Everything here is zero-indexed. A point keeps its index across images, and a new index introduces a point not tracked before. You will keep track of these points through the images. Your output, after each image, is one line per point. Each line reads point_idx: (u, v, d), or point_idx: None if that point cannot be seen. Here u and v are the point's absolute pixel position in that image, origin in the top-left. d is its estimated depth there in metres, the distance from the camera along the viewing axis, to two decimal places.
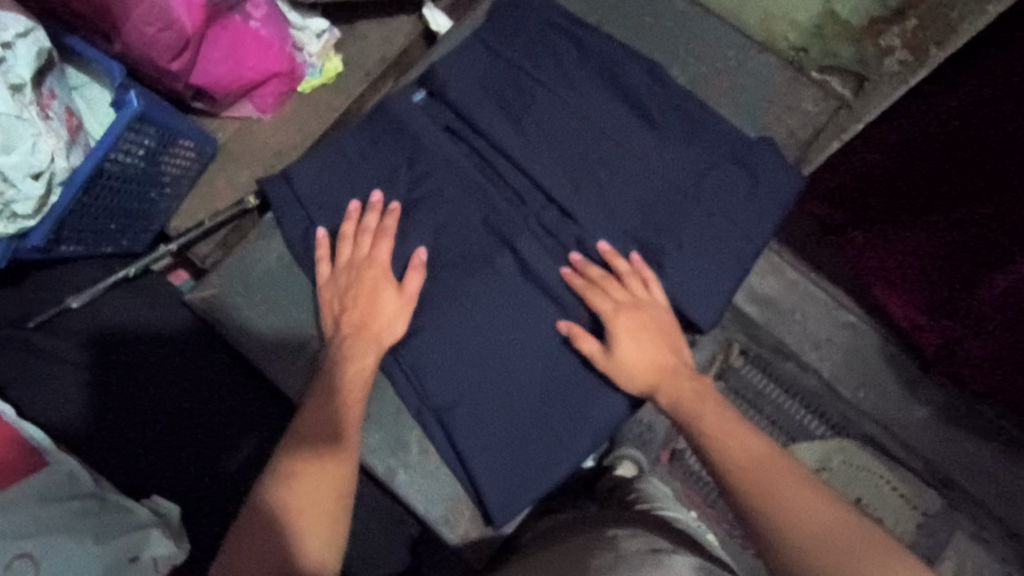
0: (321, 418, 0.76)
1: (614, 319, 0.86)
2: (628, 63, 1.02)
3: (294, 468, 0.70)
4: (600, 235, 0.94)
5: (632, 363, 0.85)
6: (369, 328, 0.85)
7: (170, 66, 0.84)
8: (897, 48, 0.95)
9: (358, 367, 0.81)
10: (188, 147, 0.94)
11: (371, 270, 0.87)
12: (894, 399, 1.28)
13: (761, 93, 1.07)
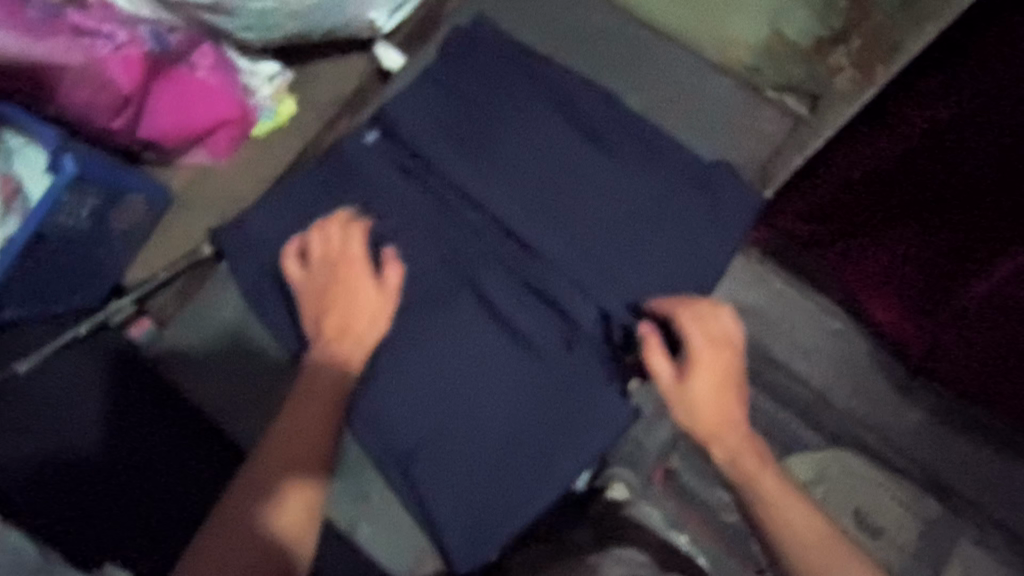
0: (295, 433, 0.59)
1: (704, 347, 0.67)
2: (612, 78, 0.86)
3: (257, 503, 0.56)
4: (560, 272, 0.77)
5: (706, 412, 0.64)
6: (343, 340, 0.65)
7: (109, 124, 0.72)
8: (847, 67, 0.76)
9: (329, 377, 0.63)
10: (139, 199, 0.78)
11: (344, 269, 0.69)
12: (893, 407, 1.02)
13: (720, 114, 0.84)
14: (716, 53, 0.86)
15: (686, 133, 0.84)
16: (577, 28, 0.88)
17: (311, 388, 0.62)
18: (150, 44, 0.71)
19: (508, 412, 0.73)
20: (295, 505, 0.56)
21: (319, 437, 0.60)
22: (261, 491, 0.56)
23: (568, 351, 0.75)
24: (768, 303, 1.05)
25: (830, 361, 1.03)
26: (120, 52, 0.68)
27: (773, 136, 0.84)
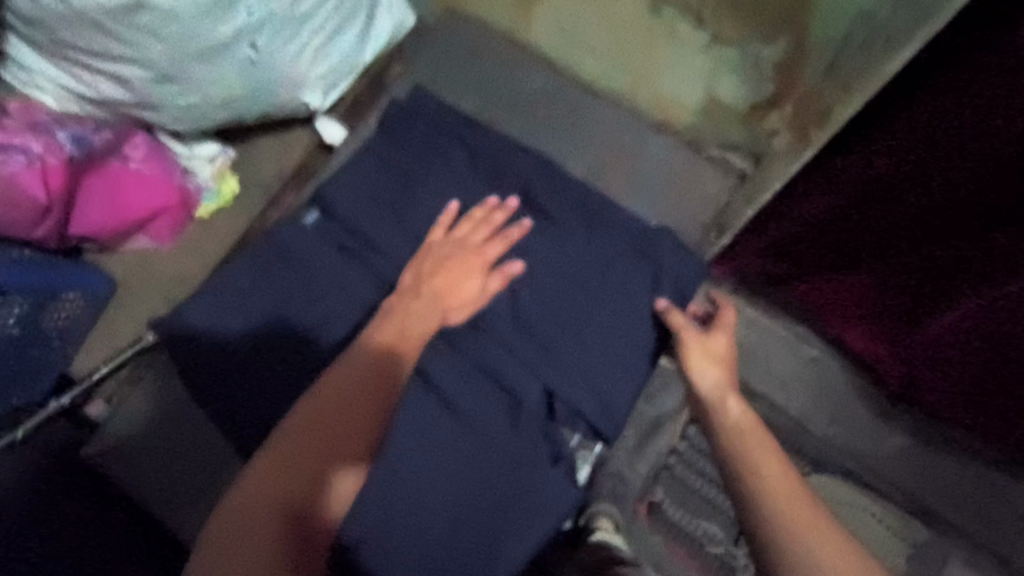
0: (361, 361, 0.60)
1: (717, 331, 0.72)
2: (552, 146, 0.86)
3: (318, 428, 0.54)
4: (502, 349, 0.77)
5: (715, 367, 0.68)
6: (439, 299, 0.72)
7: (31, 233, 0.71)
8: (781, 132, 0.75)
9: (416, 322, 0.68)
10: (74, 296, 0.78)
11: (460, 244, 0.76)
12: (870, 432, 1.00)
13: (658, 178, 0.84)
14: (656, 115, 0.86)
15: (628, 200, 0.84)
16: (516, 96, 0.88)
17: (388, 338, 0.64)
18: (70, 149, 0.72)
19: (455, 486, 0.72)
20: (347, 437, 0.54)
21: (379, 371, 0.60)
22: (317, 418, 0.55)
23: (514, 432, 0.75)
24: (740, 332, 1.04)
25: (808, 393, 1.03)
26: (35, 164, 0.69)
27: (713, 198, 0.84)
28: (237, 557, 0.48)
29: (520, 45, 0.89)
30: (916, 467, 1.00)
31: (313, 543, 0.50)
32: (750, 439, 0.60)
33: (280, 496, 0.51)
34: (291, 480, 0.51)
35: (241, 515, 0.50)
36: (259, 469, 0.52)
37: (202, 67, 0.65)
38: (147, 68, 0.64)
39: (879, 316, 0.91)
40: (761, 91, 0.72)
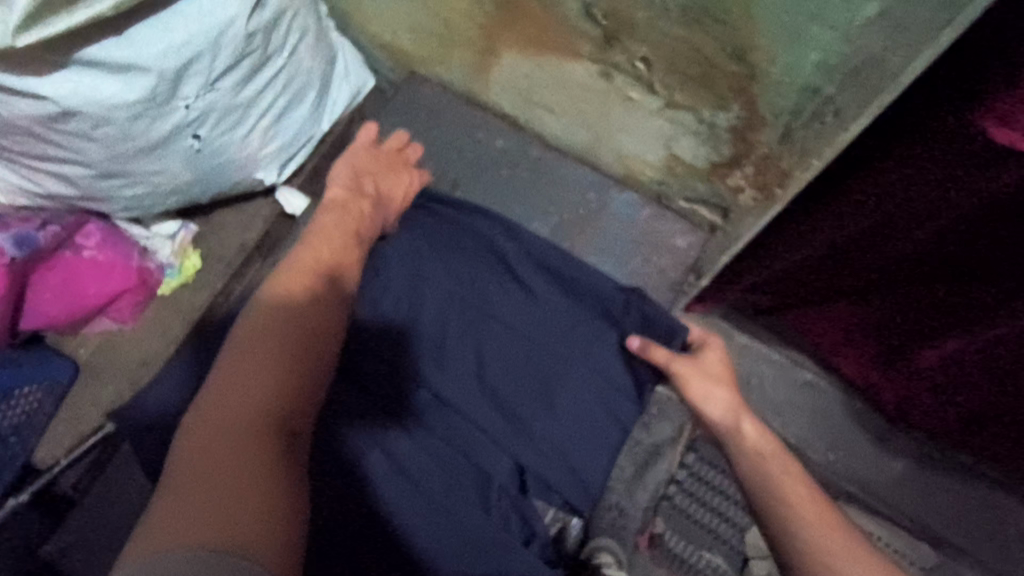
0: (304, 276, 0.58)
1: (709, 351, 0.71)
2: (517, 206, 0.86)
3: (283, 331, 0.51)
4: (472, 419, 0.72)
5: (720, 388, 0.67)
6: (379, 204, 0.75)
7: None
8: (744, 187, 0.73)
9: (359, 215, 0.71)
10: (33, 389, 0.75)
11: (386, 155, 0.81)
12: (869, 459, 1.01)
13: (627, 236, 0.84)
14: (620, 171, 0.84)
15: (596, 257, 0.84)
16: (480, 159, 0.87)
17: (327, 256, 0.62)
18: (15, 251, 0.68)
19: (439, 531, 0.64)
20: (319, 345, 0.52)
21: (325, 277, 0.60)
22: (264, 329, 0.51)
23: (486, 514, 0.67)
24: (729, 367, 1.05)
25: (805, 415, 1.03)
26: None
27: (683, 253, 0.83)
28: (224, 454, 0.42)
29: (482, 107, 0.89)
30: (920, 489, 0.99)
31: (298, 444, 0.46)
32: (771, 464, 0.58)
33: (260, 395, 0.46)
34: (266, 379, 0.47)
35: (221, 416, 0.45)
36: (226, 378, 0.48)
37: (143, 161, 0.65)
38: (88, 167, 0.63)
39: (871, 341, 0.88)
40: (719, 150, 0.70)
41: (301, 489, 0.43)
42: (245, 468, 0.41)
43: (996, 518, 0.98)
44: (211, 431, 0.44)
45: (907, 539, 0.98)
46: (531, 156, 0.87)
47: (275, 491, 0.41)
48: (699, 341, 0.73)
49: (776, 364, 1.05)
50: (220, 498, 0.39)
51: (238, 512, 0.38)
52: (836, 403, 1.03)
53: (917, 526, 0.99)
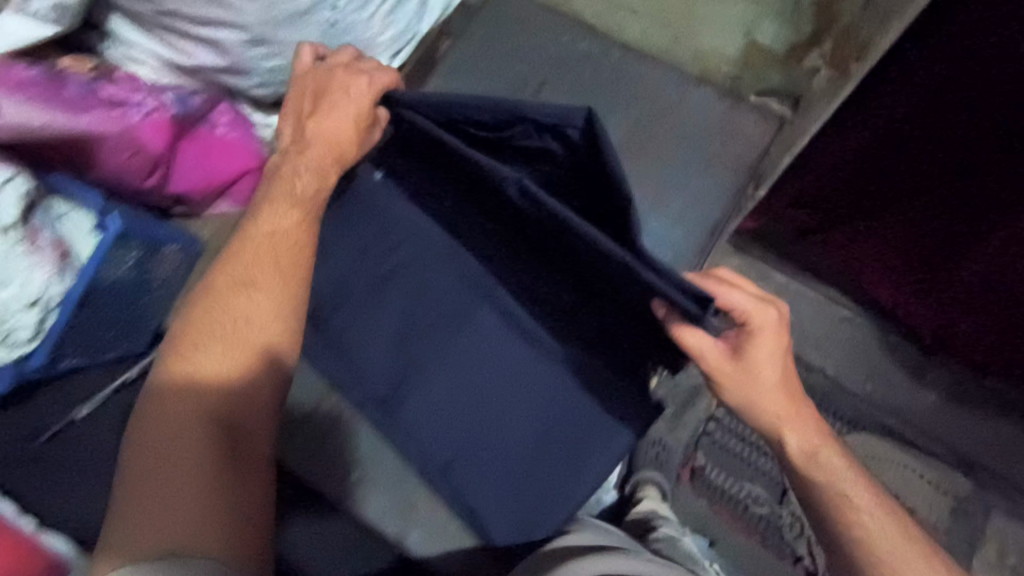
0: (247, 267, 0.64)
1: (752, 345, 0.64)
2: (601, 100, 0.91)
3: (241, 329, 0.61)
4: (530, 322, 0.78)
5: (773, 384, 0.66)
6: (332, 143, 0.69)
7: (144, 182, 0.77)
8: (822, 64, 0.85)
9: (312, 174, 0.69)
10: (173, 251, 0.79)
11: (327, 79, 0.71)
12: (904, 390, 1.30)
13: (703, 126, 0.89)
14: (695, 69, 0.92)
15: (677, 145, 0.89)
16: (565, 60, 0.93)
17: (269, 250, 0.65)
18: (174, 109, 0.75)
19: (506, 424, 0.77)
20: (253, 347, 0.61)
21: (278, 265, 0.65)
22: (233, 322, 0.62)
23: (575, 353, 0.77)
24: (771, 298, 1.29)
25: (844, 348, 1.32)
26: (151, 117, 0.73)
27: (758, 140, 0.87)
28: (180, 454, 0.55)
29: (566, 14, 0.96)
30: (950, 416, 1.29)
31: (246, 433, 0.59)
32: (814, 430, 0.69)
33: (192, 407, 0.58)
34: (189, 393, 0.58)
35: (165, 420, 0.57)
36: (169, 380, 0.59)
37: (288, 30, 0.73)
38: (239, 30, 0.71)
39: (905, 257, 1.03)
40: (801, 29, 0.88)
41: (250, 472, 0.57)
42: (186, 467, 0.55)
43: (999, 434, 1.27)
44: (169, 430, 0.56)
45: (942, 468, 1.28)
46: (612, 57, 0.93)
47: (224, 478, 0.55)
48: (761, 323, 0.64)
49: (812, 300, 1.34)
50: (172, 489, 0.53)
51: (181, 506, 0.53)
52: (872, 338, 1.32)
53: (950, 453, 1.28)
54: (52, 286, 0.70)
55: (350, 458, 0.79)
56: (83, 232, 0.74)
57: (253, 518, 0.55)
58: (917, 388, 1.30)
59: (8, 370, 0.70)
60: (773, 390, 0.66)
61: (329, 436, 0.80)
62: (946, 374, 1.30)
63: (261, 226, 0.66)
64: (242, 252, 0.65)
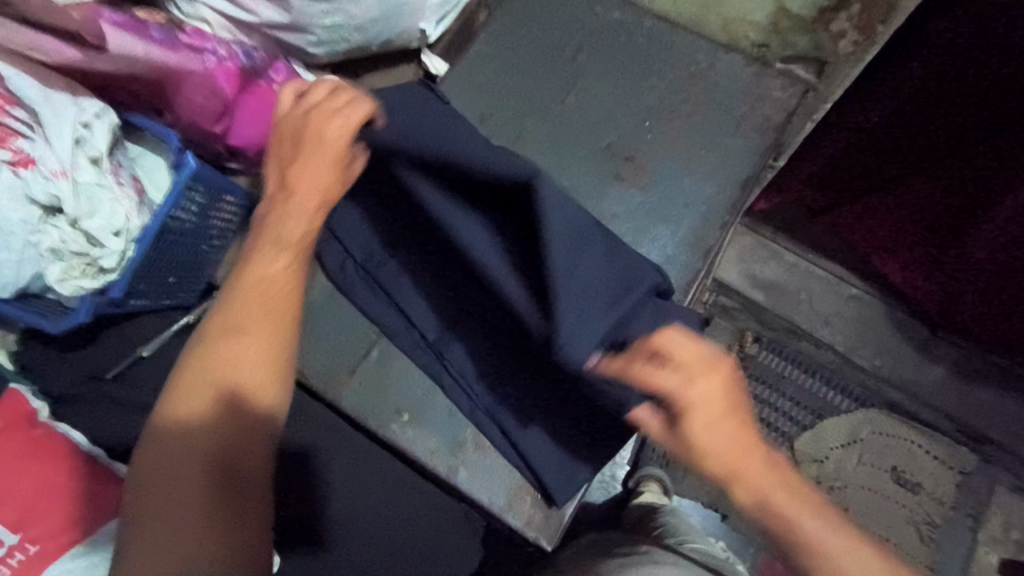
0: (239, 310, 0.63)
1: (690, 407, 0.57)
2: (634, 66, 0.96)
3: (233, 372, 0.61)
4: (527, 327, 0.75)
5: (725, 444, 0.57)
6: (314, 182, 0.68)
7: (210, 129, 0.81)
8: (848, 31, 0.87)
9: (309, 211, 0.68)
10: (227, 203, 0.83)
11: (302, 120, 0.68)
12: (909, 360, 1.39)
13: (732, 90, 0.93)
14: (724, 38, 0.98)
15: (707, 108, 0.93)
16: (600, 29, 0.98)
17: (260, 296, 0.64)
18: (244, 59, 0.79)
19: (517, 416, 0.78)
20: (247, 395, 0.60)
21: (265, 308, 0.63)
22: (222, 364, 0.61)
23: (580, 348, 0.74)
24: (785, 275, 1.44)
25: (851, 324, 1.41)
26: (221, 65, 0.77)
27: (784, 102, 0.92)
28: (179, 504, 0.55)
29: None
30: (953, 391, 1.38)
31: (243, 476, 0.58)
32: (773, 492, 0.56)
33: (193, 452, 0.57)
34: (186, 439, 0.58)
35: (163, 468, 0.57)
36: (161, 428, 0.58)
37: None
38: None
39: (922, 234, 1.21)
40: None
41: (252, 517, 0.57)
42: (185, 516, 0.55)
43: (1001, 407, 1.37)
44: (164, 477, 0.56)
45: (949, 444, 1.36)
46: (644, 26, 0.98)
47: (226, 522, 0.56)
48: (665, 387, 0.58)
49: (824, 280, 1.43)
50: (176, 536, 0.54)
51: (182, 554, 0.53)
52: (881, 314, 1.41)
53: (959, 429, 1.37)
54: (135, 219, 0.70)
55: (399, 400, 0.82)
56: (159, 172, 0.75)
57: (259, 559, 0.56)
58: (921, 361, 1.40)
59: (90, 302, 0.69)
60: (704, 451, 0.57)
61: (379, 382, 0.83)
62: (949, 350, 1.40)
63: (250, 274, 0.65)
64: (231, 301, 0.64)
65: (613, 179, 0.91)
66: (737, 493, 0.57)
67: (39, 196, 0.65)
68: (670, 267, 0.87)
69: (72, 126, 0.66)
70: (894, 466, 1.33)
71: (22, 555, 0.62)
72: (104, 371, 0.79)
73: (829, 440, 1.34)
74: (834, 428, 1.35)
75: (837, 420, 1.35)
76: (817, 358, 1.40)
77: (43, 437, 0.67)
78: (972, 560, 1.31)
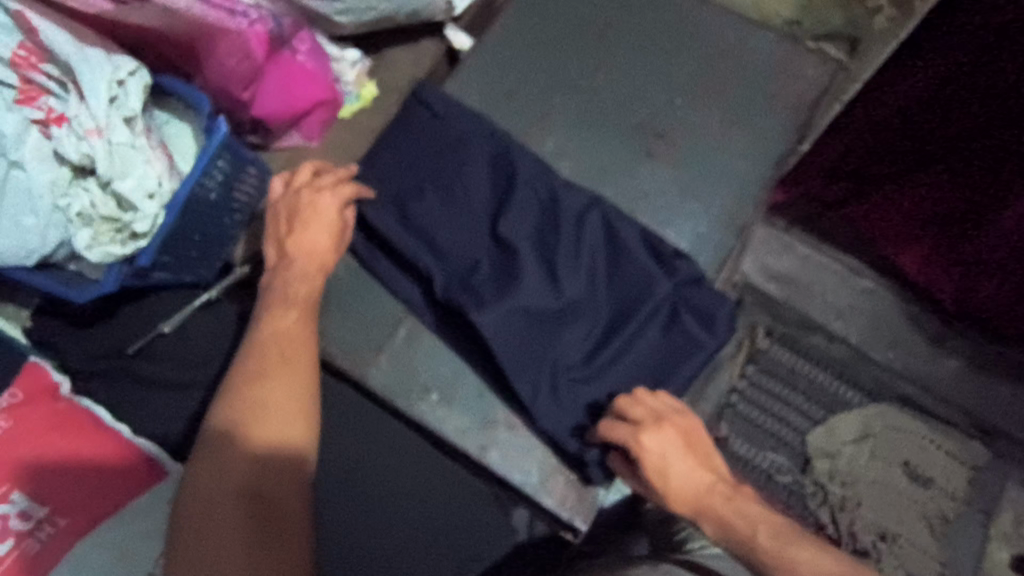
0: (262, 357, 0.67)
1: (645, 452, 0.69)
2: (663, 41, 0.94)
3: (262, 412, 0.63)
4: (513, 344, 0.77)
5: (682, 478, 0.68)
6: (313, 254, 0.74)
7: (239, 98, 0.79)
8: (884, 6, 0.87)
9: (311, 280, 0.73)
10: (252, 176, 0.80)
11: (300, 198, 0.75)
12: (924, 355, 1.24)
13: (763, 67, 0.92)
14: (753, 16, 0.97)
15: (737, 84, 0.92)
16: (629, 4, 0.96)
17: (278, 350, 0.67)
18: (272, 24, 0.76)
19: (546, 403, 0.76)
20: (278, 434, 0.63)
21: (285, 355, 0.67)
22: (252, 406, 0.63)
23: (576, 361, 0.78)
24: (797, 267, 1.28)
25: (865, 317, 1.25)
26: (256, 28, 0.74)
27: (816, 80, 0.91)
28: (225, 541, 0.57)
29: None
30: (974, 384, 1.22)
31: (277, 509, 0.60)
32: (723, 509, 0.65)
33: (229, 491, 0.59)
34: (222, 481, 0.60)
35: (203, 509, 0.59)
36: (198, 475, 0.61)
37: None
38: None
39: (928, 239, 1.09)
40: None
41: (289, 549, 0.59)
42: (228, 554, 0.57)
43: None
44: (206, 519, 0.58)
45: (960, 437, 1.21)
46: (674, 2, 0.96)
47: (268, 554, 0.57)
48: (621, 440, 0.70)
49: (836, 274, 1.27)
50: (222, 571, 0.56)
51: None
52: (894, 308, 1.25)
53: (971, 421, 1.21)
54: (166, 183, 0.69)
55: (427, 378, 0.79)
56: (185, 138, 0.74)
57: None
58: (937, 354, 1.24)
59: (118, 270, 0.68)
60: (668, 487, 0.68)
61: (405, 361, 0.80)
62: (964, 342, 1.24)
63: (267, 332, 0.69)
64: (251, 360, 0.67)
65: (644, 156, 0.89)
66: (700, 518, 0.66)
67: (70, 154, 0.65)
68: (703, 244, 0.86)
69: (108, 84, 0.64)
70: (906, 461, 1.19)
71: (51, 528, 0.63)
72: (123, 348, 0.79)
73: (841, 435, 1.20)
74: (846, 421, 1.20)
75: (846, 418, 1.20)
76: (829, 354, 1.25)
77: (69, 410, 0.70)
78: (983, 560, 1.15)
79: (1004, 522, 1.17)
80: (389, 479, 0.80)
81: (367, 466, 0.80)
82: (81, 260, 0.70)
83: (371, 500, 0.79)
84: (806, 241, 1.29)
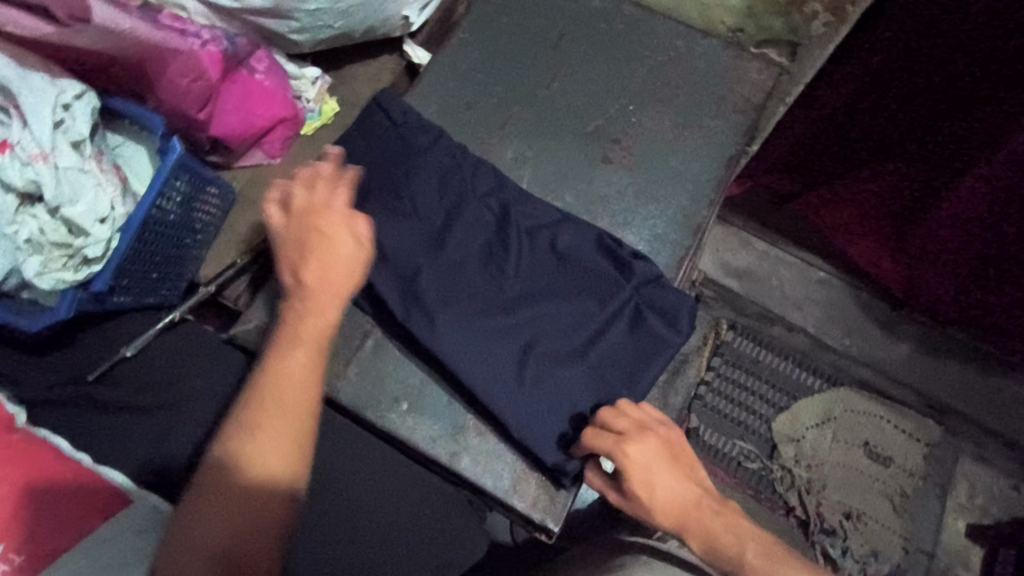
0: (261, 401, 0.58)
1: (631, 462, 0.68)
2: (617, 51, 0.97)
3: (253, 468, 0.56)
4: (476, 356, 0.77)
5: (669, 489, 0.67)
6: (327, 288, 0.63)
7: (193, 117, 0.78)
8: (819, 13, 0.87)
9: (323, 321, 0.63)
10: (212, 195, 0.82)
11: (313, 221, 0.64)
12: (878, 340, 1.31)
13: (711, 73, 0.96)
14: (701, 23, 1.01)
15: (688, 90, 0.95)
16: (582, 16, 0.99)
17: (281, 392, 0.59)
18: (227, 42, 0.77)
19: (517, 413, 0.76)
20: (268, 496, 0.56)
21: (292, 406, 0.59)
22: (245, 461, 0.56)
23: (543, 367, 0.78)
24: (754, 262, 1.35)
25: (820, 308, 1.32)
26: (208, 47, 0.75)
27: (761, 83, 0.95)
28: None
29: None
30: (921, 366, 1.30)
31: None
32: (713, 525, 0.65)
33: (207, 554, 0.54)
34: (203, 539, 0.54)
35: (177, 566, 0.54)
36: (184, 521, 0.55)
37: None
38: None
39: (871, 229, 1.15)
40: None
41: None
42: None
43: (990, 387, 1.29)
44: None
45: (916, 416, 1.27)
46: (625, 13, 0.99)
47: None
48: (606, 451, 0.69)
49: (792, 265, 1.35)
50: None
51: None
52: (847, 297, 1.33)
53: (923, 401, 1.28)
54: (118, 207, 0.68)
55: (398, 388, 0.80)
56: (138, 161, 0.74)
57: None
58: (890, 340, 1.31)
59: (73, 295, 0.67)
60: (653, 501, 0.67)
61: (375, 372, 0.81)
62: (914, 327, 1.31)
63: (271, 372, 0.60)
64: (251, 400, 0.59)
65: (601, 161, 0.92)
66: (684, 534, 0.65)
67: (15, 181, 0.63)
68: (661, 244, 0.89)
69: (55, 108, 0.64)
70: (866, 442, 1.23)
71: (5, 566, 0.58)
72: (84, 374, 0.78)
73: (804, 420, 1.24)
74: (808, 407, 1.24)
75: (807, 404, 1.24)
76: (789, 343, 1.31)
77: (24, 441, 0.66)
78: (942, 531, 1.22)
79: (958, 494, 1.24)
80: (363, 489, 0.80)
81: (339, 479, 0.80)
82: (33, 287, 0.68)
83: (344, 511, 0.78)
84: (761, 236, 1.36)
